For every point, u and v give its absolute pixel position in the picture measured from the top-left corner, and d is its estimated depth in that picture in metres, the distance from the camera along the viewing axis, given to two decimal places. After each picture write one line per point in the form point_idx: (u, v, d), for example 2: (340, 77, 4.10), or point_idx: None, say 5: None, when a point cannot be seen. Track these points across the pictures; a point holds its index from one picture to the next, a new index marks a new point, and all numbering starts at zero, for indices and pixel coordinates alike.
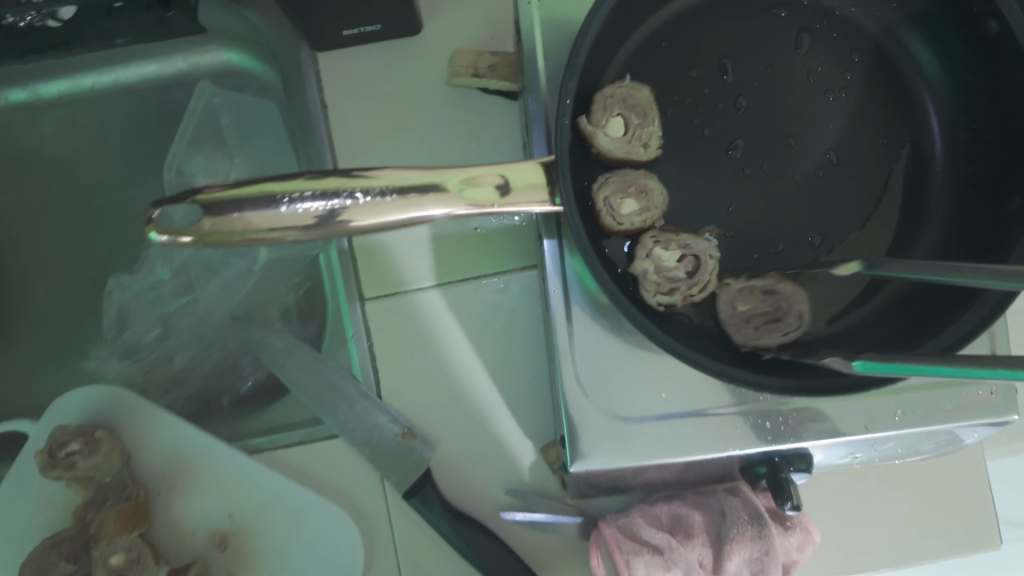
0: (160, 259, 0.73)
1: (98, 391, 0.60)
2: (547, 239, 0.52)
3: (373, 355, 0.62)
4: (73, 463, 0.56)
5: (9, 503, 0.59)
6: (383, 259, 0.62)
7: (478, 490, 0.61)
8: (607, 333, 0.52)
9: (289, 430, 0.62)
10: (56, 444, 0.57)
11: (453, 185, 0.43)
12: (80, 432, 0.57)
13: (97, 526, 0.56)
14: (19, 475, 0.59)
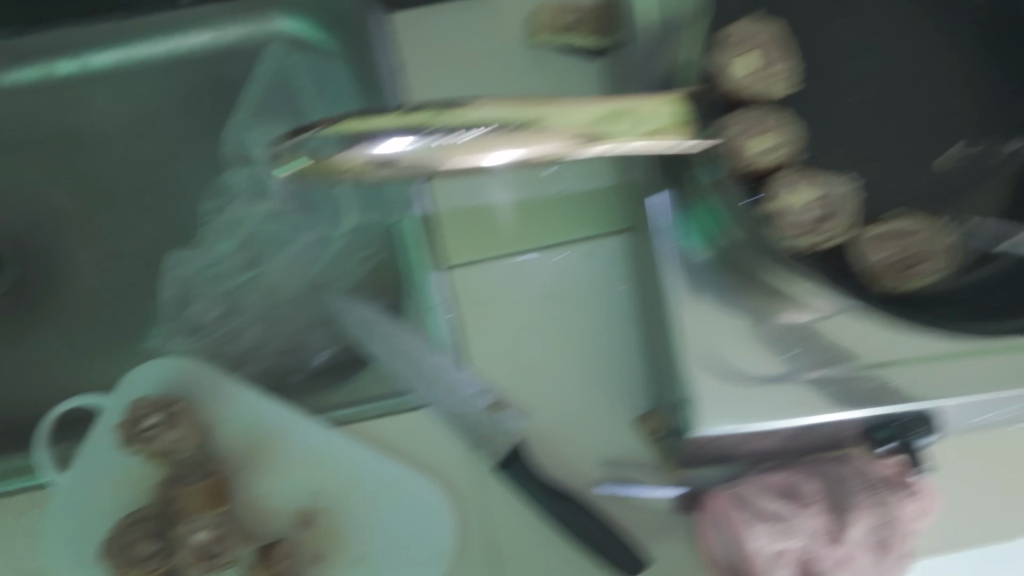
0: (220, 234, 0.69)
1: (174, 364, 0.58)
2: (658, 193, 0.51)
3: (458, 326, 0.59)
4: (154, 437, 0.54)
5: (85, 483, 0.57)
6: (465, 226, 0.59)
7: (572, 464, 0.58)
8: (731, 288, 0.48)
9: (373, 402, 0.59)
10: (135, 418, 0.54)
11: (586, 120, 0.36)
12: (159, 406, 0.54)
13: (183, 502, 0.54)
14: (95, 456, 0.57)
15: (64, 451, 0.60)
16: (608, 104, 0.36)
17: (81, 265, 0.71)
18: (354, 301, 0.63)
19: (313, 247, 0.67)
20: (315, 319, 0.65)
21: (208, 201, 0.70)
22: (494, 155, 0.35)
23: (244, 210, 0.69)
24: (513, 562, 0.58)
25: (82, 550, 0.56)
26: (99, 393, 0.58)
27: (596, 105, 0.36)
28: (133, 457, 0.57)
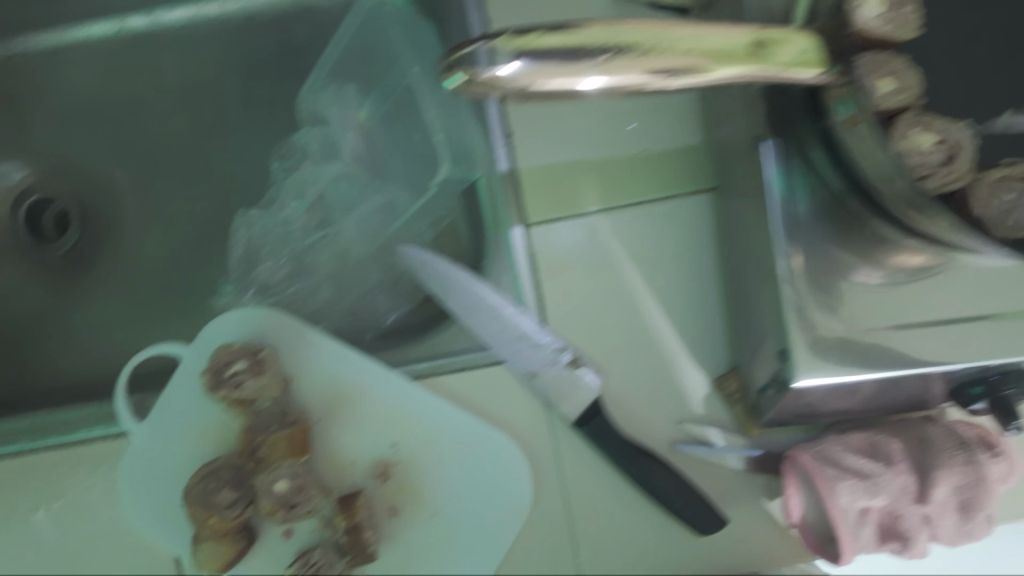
0: (291, 194, 0.68)
1: (256, 313, 0.57)
2: (766, 141, 0.47)
3: (536, 283, 0.59)
4: (240, 383, 0.53)
5: (161, 434, 0.57)
6: (550, 182, 0.59)
7: (648, 422, 0.58)
8: (834, 241, 0.47)
9: (450, 356, 0.59)
10: (222, 364, 0.53)
11: (738, 44, 0.33)
12: (247, 351, 0.54)
13: (267, 449, 0.53)
14: (172, 406, 0.57)
15: (140, 402, 0.58)
16: (755, 31, 0.34)
17: (150, 224, 0.73)
18: (422, 250, 0.58)
19: (381, 209, 0.67)
20: (387, 280, 0.65)
21: (277, 160, 0.70)
22: (586, 80, 0.31)
23: (315, 170, 0.69)
24: (587, 521, 0.58)
25: (161, 497, 0.57)
26: (179, 343, 0.57)
27: (746, 30, 0.34)
28: (211, 408, 0.57)
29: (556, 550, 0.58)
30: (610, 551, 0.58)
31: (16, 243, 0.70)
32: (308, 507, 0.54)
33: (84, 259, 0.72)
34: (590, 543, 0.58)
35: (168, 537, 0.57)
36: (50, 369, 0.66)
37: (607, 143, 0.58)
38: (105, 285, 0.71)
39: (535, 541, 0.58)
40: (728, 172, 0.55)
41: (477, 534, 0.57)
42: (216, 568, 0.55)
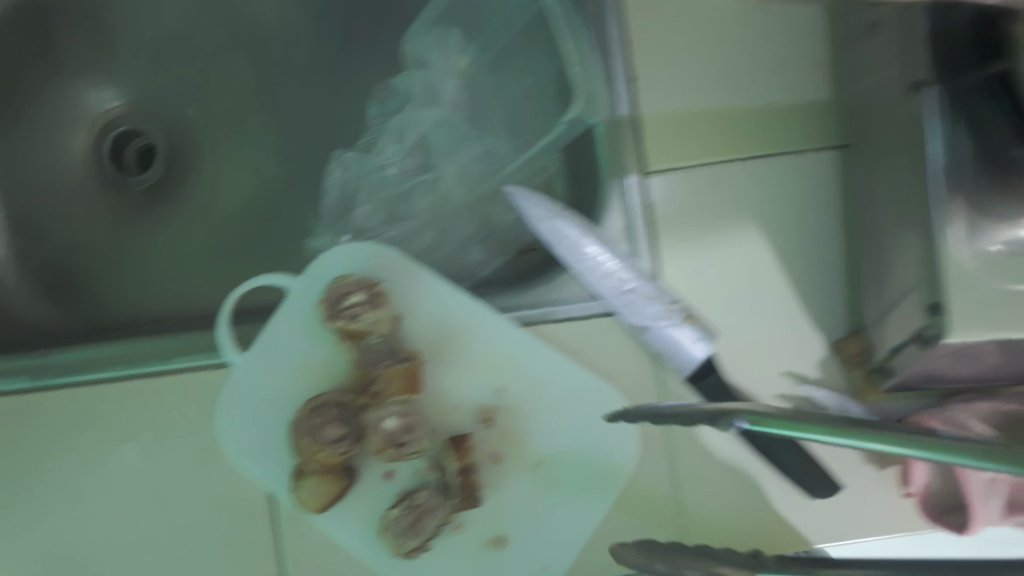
0: (389, 138, 0.67)
1: (368, 250, 0.56)
2: (929, 90, 0.45)
3: (653, 232, 0.57)
4: (356, 315, 0.52)
5: (267, 362, 0.56)
6: (674, 133, 0.57)
7: (762, 381, 0.57)
8: (999, 198, 0.45)
9: (561, 304, 0.58)
10: (338, 295, 0.53)
11: None
12: (363, 284, 0.53)
13: (382, 383, 0.53)
14: (279, 334, 0.56)
15: (243, 332, 0.57)
16: None
17: (239, 162, 0.71)
18: (534, 195, 0.58)
19: (478, 159, 0.66)
20: (480, 231, 0.65)
21: (375, 104, 0.68)
22: None
23: (414, 115, 0.67)
24: (696, 482, 0.56)
25: (263, 426, 0.56)
26: (288, 275, 0.56)
27: None
28: (316, 342, 0.56)
29: (660, 512, 0.56)
30: (718, 516, 0.56)
31: (100, 176, 0.71)
32: (417, 447, 0.53)
33: (167, 197, 0.71)
34: (698, 506, 0.56)
35: (261, 477, 0.55)
36: (139, 302, 0.68)
37: (729, 96, 0.57)
38: (189, 224, 0.70)
39: (639, 501, 0.56)
40: (866, 127, 0.53)
41: (580, 488, 0.56)
42: (319, 505, 0.53)
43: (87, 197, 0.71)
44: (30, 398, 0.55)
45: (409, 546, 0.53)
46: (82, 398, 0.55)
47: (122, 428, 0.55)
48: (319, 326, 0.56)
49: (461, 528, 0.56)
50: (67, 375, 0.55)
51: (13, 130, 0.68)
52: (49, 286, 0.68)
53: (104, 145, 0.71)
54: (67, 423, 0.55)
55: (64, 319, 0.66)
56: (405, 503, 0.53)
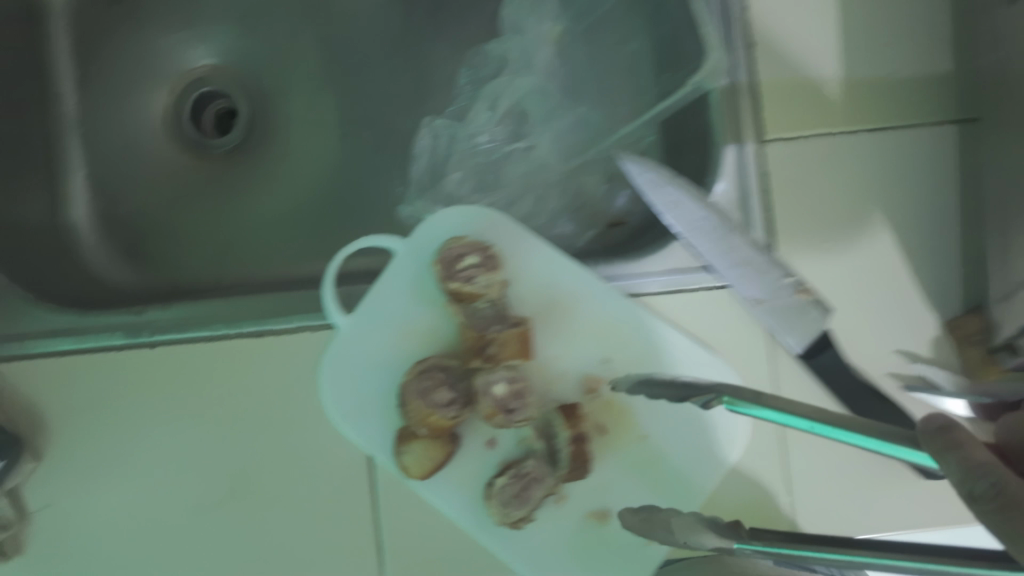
0: (483, 104, 0.65)
1: (475, 212, 0.55)
2: None
3: (770, 203, 0.55)
4: (471, 277, 0.52)
5: (370, 324, 0.54)
6: (790, 101, 0.56)
7: (876, 357, 0.56)
8: None
9: (673, 274, 0.56)
10: (452, 257, 0.53)
11: None
12: (477, 247, 0.53)
13: (496, 347, 0.52)
14: (384, 298, 0.54)
15: (347, 293, 0.56)
16: None
17: (318, 126, 0.68)
18: (649, 162, 0.55)
19: (571, 130, 0.65)
20: (569, 204, 0.64)
21: (467, 70, 0.67)
22: None
23: (510, 81, 0.65)
24: (804, 457, 0.55)
25: (363, 389, 0.54)
26: (394, 237, 0.54)
27: None
28: (421, 305, 0.55)
29: (765, 489, 0.55)
30: (827, 495, 0.54)
31: (175, 134, 0.68)
32: (525, 414, 0.52)
33: (245, 160, 0.68)
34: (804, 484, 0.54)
35: (363, 443, 0.53)
36: (218, 266, 0.65)
37: (845, 66, 0.56)
38: (270, 189, 0.68)
39: (745, 476, 0.55)
40: (998, 100, 0.52)
41: (685, 460, 0.56)
42: (424, 472, 0.52)
43: (165, 156, 0.68)
44: (128, 355, 0.53)
45: (515, 515, 0.52)
46: (178, 356, 0.53)
47: (219, 388, 0.53)
48: (425, 288, 0.55)
49: (564, 500, 0.55)
50: (164, 333, 0.54)
51: (94, 84, 0.65)
52: (126, 247, 0.65)
53: (186, 105, 0.69)
54: (165, 380, 0.53)
55: (144, 280, 0.63)
56: (512, 471, 0.52)
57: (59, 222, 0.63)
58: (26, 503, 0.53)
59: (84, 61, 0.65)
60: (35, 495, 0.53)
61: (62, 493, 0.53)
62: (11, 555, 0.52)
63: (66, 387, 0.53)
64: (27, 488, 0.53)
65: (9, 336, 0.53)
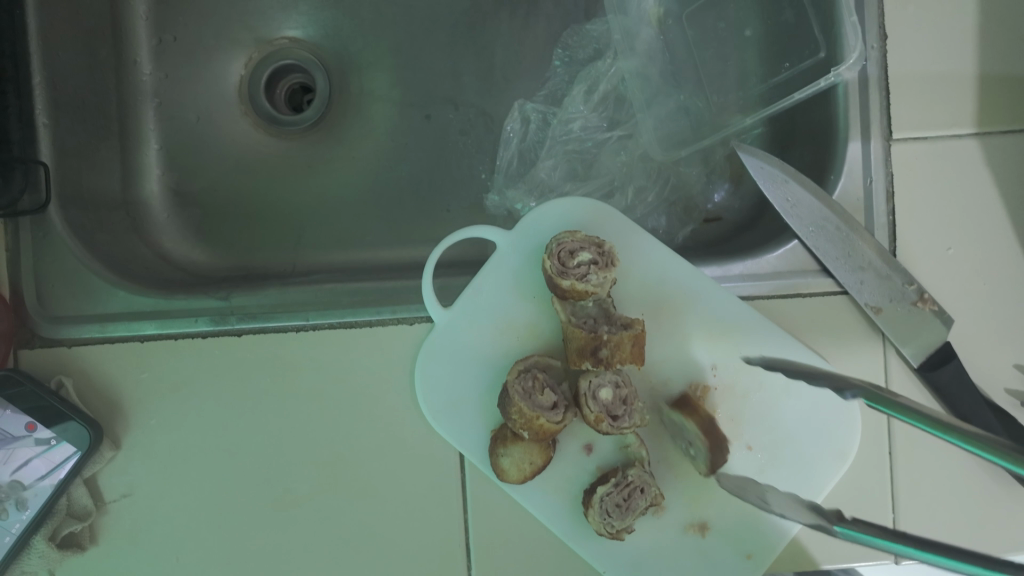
0: (581, 88, 0.63)
1: (580, 204, 0.54)
2: None
3: (890, 202, 0.54)
4: (586, 274, 0.49)
5: (472, 316, 0.52)
6: (920, 96, 0.54)
7: (999, 372, 0.52)
8: None
9: (786, 275, 0.53)
10: (565, 251, 0.49)
11: None
12: (590, 242, 0.50)
13: (611, 349, 0.48)
14: (488, 287, 0.53)
15: (447, 284, 0.55)
16: None
17: (402, 106, 0.65)
18: (769, 155, 0.54)
19: (672, 117, 0.61)
20: (666, 198, 0.62)
21: (563, 53, 0.64)
22: None
23: (613, 64, 0.63)
24: (910, 470, 0.50)
25: (457, 385, 0.52)
26: (499, 229, 0.53)
27: None
28: (520, 299, 0.53)
29: (873, 503, 0.51)
30: (936, 512, 0.50)
31: (251, 108, 0.65)
32: (633, 421, 0.49)
33: (322, 139, 0.65)
34: (911, 498, 0.50)
35: (458, 442, 0.51)
36: (293, 248, 0.61)
37: (974, 62, 0.54)
38: (347, 169, 0.64)
39: (852, 489, 0.51)
40: None
41: (789, 471, 0.53)
42: (522, 476, 0.49)
43: (240, 131, 0.64)
44: (213, 341, 0.51)
45: (616, 527, 0.49)
46: (268, 342, 0.51)
47: (311, 379, 0.51)
48: (526, 282, 0.53)
49: (662, 511, 0.52)
50: (252, 321, 0.51)
51: (169, 52, 0.62)
52: (197, 222, 0.61)
53: (262, 77, 0.65)
54: (252, 368, 0.51)
55: (216, 260, 0.60)
56: (615, 479, 0.49)
57: (132, 195, 0.60)
58: (103, 491, 0.49)
59: (160, 27, 0.62)
60: (113, 484, 0.49)
61: (143, 481, 0.50)
62: (87, 546, 0.49)
63: (149, 370, 0.50)
64: (105, 477, 0.49)
65: (91, 316, 0.51)
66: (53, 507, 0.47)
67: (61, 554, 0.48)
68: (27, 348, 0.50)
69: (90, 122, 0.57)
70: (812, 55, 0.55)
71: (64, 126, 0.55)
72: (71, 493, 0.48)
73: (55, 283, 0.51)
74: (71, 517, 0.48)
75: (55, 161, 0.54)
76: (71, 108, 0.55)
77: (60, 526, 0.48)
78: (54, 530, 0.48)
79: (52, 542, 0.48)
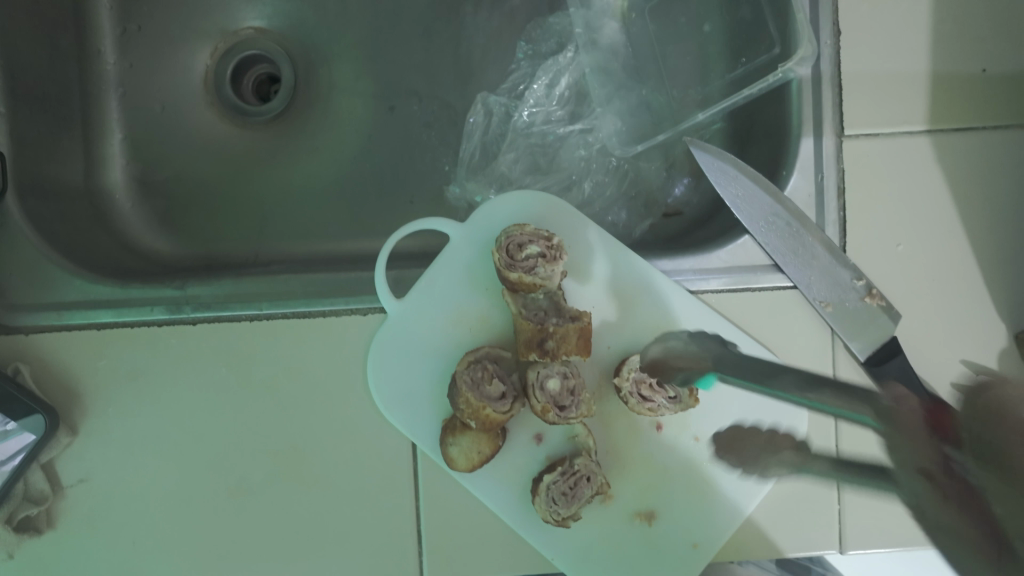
0: (543, 81, 0.64)
1: (535, 197, 0.55)
2: None
3: (842, 199, 0.54)
4: (533, 267, 0.50)
5: (425, 309, 0.53)
6: (872, 93, 0.54)
7: (947, 368, 0.53)
8: None
9: (738, 271, 0.54)
10: (514, 245, 0.51)
11: None
12: (539, 236, 0.51)
13: (558, 341, 0.49)
14: (443, 280, 0.54)
15: (401, 277, 0.55)
16: None
17: (365, 96, 0.65)
18: (721, 151, 0.54)
19: (633, 111, 0.62)
20: (626, 192, 0.62)
21: (526, 46, 0.65)
22: None
23: (575, 58, 0.63)
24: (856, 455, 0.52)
25: (409, 377, 0.53)
26: (452, 222, 0.54)
27: None
28: (473, 292, 0.54)
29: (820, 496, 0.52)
30: (876, 512, 0.51)
31: (216, 98, 0.65)
32: (580, 411, 0.50)
33: (285, 128, 0.65)
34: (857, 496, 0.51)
35: (409, 431, 0.52)
36: (255, 239, 0.62)
37: (926, 60, 0.54)
38: (312, 160, 0.65)
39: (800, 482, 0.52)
40: None
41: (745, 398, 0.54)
42: (470, 465, 0.50)
43: (205, 121, 0.65)
44: (169, 330, 0.51)
45: (562, 514, 0.50)
46: (223, 332, 0.51)
47: (265, 369, 0.51)
48: (479, 277, 0.54)
49: (609, 499, 0.53)
50: (206, 310, 0.52)
51: (134, 43, 0.63)
52: (162, 213, 0.62)
53: (226, 67, 0.65)
54: (207, 357, 0.51)
55: (179, 251, 0.61)
56: (561, 468, 0.50)
57: (95, 185, 0.60)
58: (60, 476, 0.50)
59: (125, 17, 0.62)
60: (70, 469, 0.50)
61: (101, 466, 0.50)
62: (44, 529, 0.50)
63: (105, 357, 0.51)
64: (62, 461, 0.50)
65: (49, 304, 0.51)
66: (9, 491, 0.48)
67: (18, 537, 0.49)
68: None
69: (51, 113, 0.58)
70: (767, 52, 0.56)
71: (24, 118, 0.55)
72: (28, 478, 0.49)
73: (15, 273, 0.52)
74: (28, 500, 0.49)
75: (13, 152, 0.54)
76: (31, 98, 0.55)
77: (17, 509, 0.48)
78: (11, 513, 0.48)
79: (9, 525, 0.48)
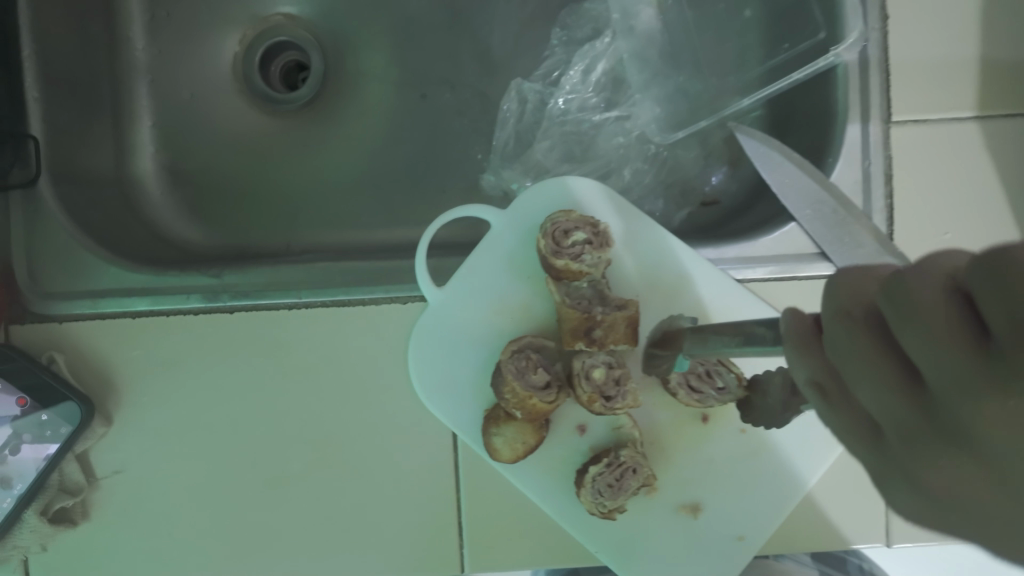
0: (579, 67, 0.62)
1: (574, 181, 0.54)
2: None
3: (888, 187, 0.53)
4: (580, 254, 0.50)
5: (466, 296, 0.52)
6: (919, 79, 0.53)
7: None
8: None
9: (785, 258, 0.52)
10: (560, 231, 0.50)
11: None
12: (585, 223, 0.50)
13: (606, 330, 0.48)
14: (484, 267, 0.53)
15: (441, 265, 0.55)
16: None
17: (397, 83, 0.64)
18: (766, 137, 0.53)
19: (669, 100, 0.61)
20: (663, 180, 0.61)
21: (561, 32, 0.64)
22: None
23: (611, 44, 0.62)
24: None
25: (450, 366, 0.52)
26: (493, 208, 0.53)
27: None
28: (514, 280, 0.53)
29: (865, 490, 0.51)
30: None
31: (246, 85, 0.64)
32: (626, 402, 0.48)
33: (314, 116, 0.65)
34: None
35: (451, 422, 0.50)
36: (286, 227, 0.60)
37: (976, 46, 0.53)
38: (342, 149, 0.64)
39: (844, 475, 0.51)
40: None
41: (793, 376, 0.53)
42: (514, 455, 0.49)
43: (233, 109, 0.64)
44: (207, 319, 0.50)
45: (608, 506, 0.50)
46: (261, 321, 0.50)
47: (305, 358, 0.50)
48: (521, 264, 0.53)
49: (654, 492, 0.52)
50: (244, 298, 0.51)
51: (162, 29, 0.62)
52: (191, 202, 0.61)
53: (255, 54, 0.64)
54: (244, 346, 0.50)
55: (210, 240, 0.59)
56: (607, 459, 0.49)
57: (125, 172, 0.59)
58: (94, 466, 0.49)
59: (154, 3, 0.61)
60: (105, 460, 0.49)
61: (136, 457, 0.50)
62: (79, 521, 0.49)
63: (140, 347, 0.50)
64: (96, 452, 0.49)
65: (83, 293, 0.50)
66: (44, 482, 0.47)
67: (53, 529, 0.48)
68: (17, 323, 0.50)
69: (80, 99, 0.56)
70: (811, 36, 0.54)
71: (54, 104, 0.54)
72: (63, 469, 0.48)
73: (47, 262, 0.51)
74: (63, 492, 0.48)
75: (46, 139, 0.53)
76: (59, 83, 0.54)
77: (52, 501, 0.48)
78: (46, 505, 0.48)
79: (44, 517, 0.48)
